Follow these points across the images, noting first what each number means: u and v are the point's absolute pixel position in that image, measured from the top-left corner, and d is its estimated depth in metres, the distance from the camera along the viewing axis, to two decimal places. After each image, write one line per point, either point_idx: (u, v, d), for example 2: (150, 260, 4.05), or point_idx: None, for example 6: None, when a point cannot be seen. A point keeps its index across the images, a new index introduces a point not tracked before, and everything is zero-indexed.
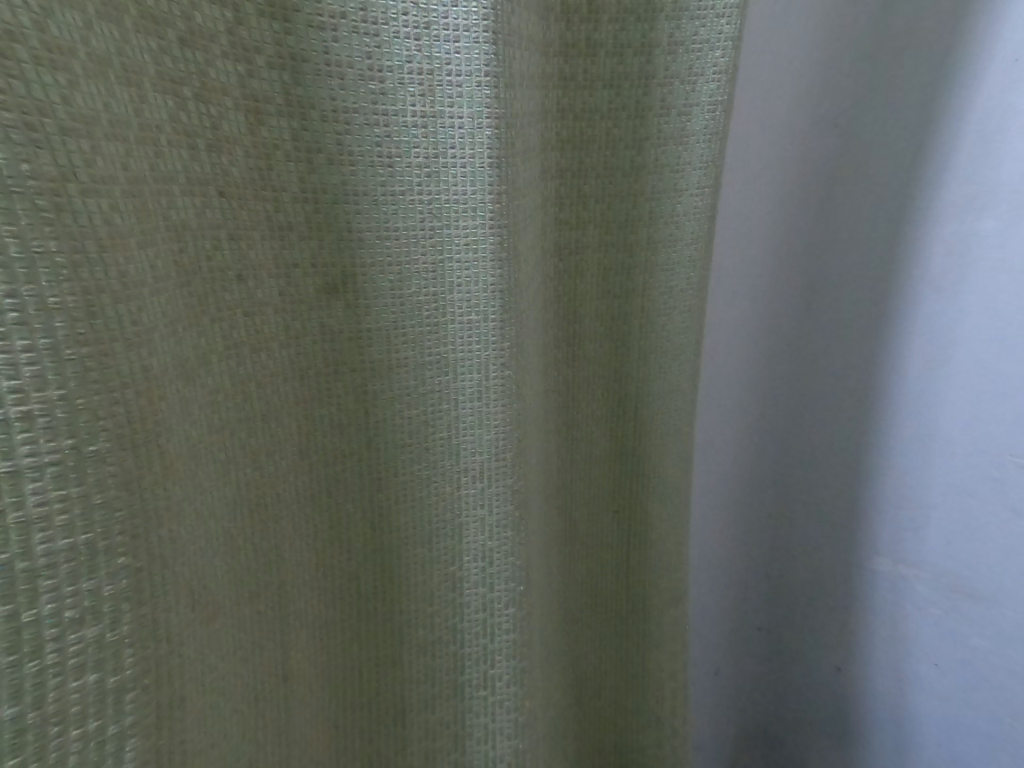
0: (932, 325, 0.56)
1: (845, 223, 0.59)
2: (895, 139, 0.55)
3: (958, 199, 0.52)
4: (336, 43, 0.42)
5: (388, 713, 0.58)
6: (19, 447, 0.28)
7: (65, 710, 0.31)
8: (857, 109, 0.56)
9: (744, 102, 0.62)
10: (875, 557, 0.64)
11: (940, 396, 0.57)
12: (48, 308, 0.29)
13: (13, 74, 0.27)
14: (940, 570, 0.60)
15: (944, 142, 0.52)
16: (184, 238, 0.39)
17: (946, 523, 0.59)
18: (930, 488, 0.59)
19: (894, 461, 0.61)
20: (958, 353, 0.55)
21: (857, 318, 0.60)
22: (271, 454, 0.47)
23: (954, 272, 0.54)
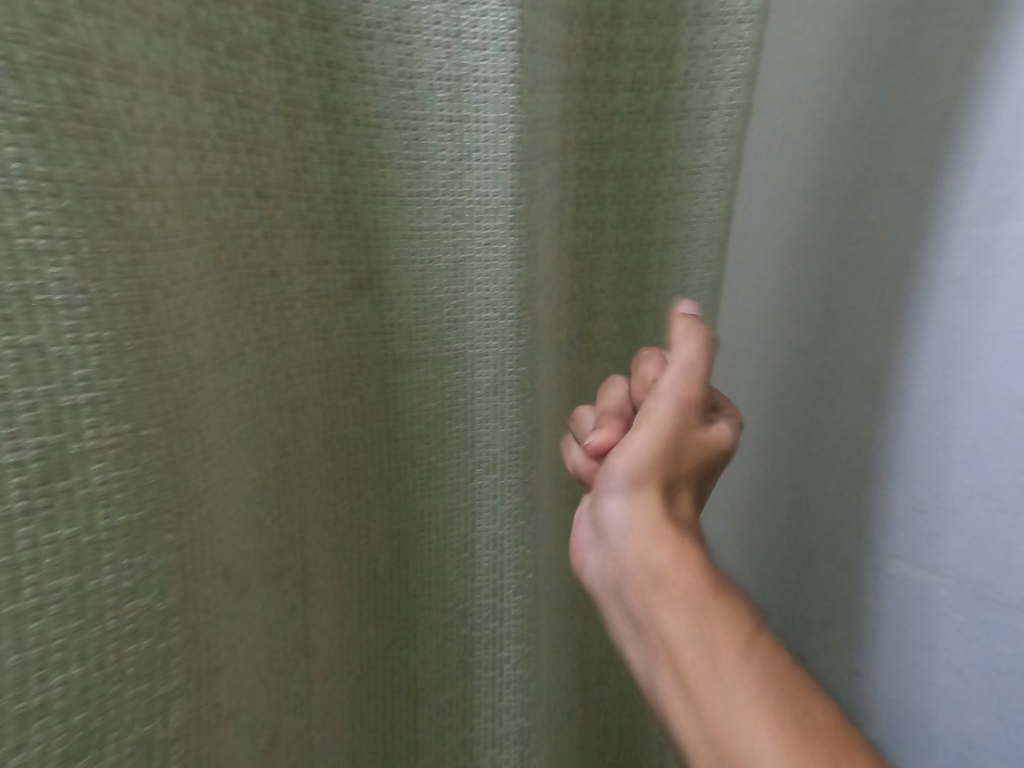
0: (959, 329, 0.50)
1: (865, 221, 0.55)
2: (919, 128, 0.50)
3: (984, 179, 0.47)
4: (371, 51, 0.44)
5: (403, 689, 0.62)
6: (86, 431, 0.30)
7: (122, 671, 0.33)
8: (879, 101, 0.53)
9: (765, 105, 0.61)
10: (889, 560, 0.57)
11: (958, 382, 0.50)
12: (111, 303, 0.30)
13: (88, 91, 0.29)
14: (964, 576, 0.52)
15: (969, 123, 0.47)
16: (223, 236, 0.41)
17: (972, 526, 0.51)
18: (953, 492, 0.52)
19: (908, 464, 0.55)
20: (983, 338, 0.48)
21: (871, 322, 0.56)
22: (297, 442, 0.50)
23: (985, 270, 0.47)
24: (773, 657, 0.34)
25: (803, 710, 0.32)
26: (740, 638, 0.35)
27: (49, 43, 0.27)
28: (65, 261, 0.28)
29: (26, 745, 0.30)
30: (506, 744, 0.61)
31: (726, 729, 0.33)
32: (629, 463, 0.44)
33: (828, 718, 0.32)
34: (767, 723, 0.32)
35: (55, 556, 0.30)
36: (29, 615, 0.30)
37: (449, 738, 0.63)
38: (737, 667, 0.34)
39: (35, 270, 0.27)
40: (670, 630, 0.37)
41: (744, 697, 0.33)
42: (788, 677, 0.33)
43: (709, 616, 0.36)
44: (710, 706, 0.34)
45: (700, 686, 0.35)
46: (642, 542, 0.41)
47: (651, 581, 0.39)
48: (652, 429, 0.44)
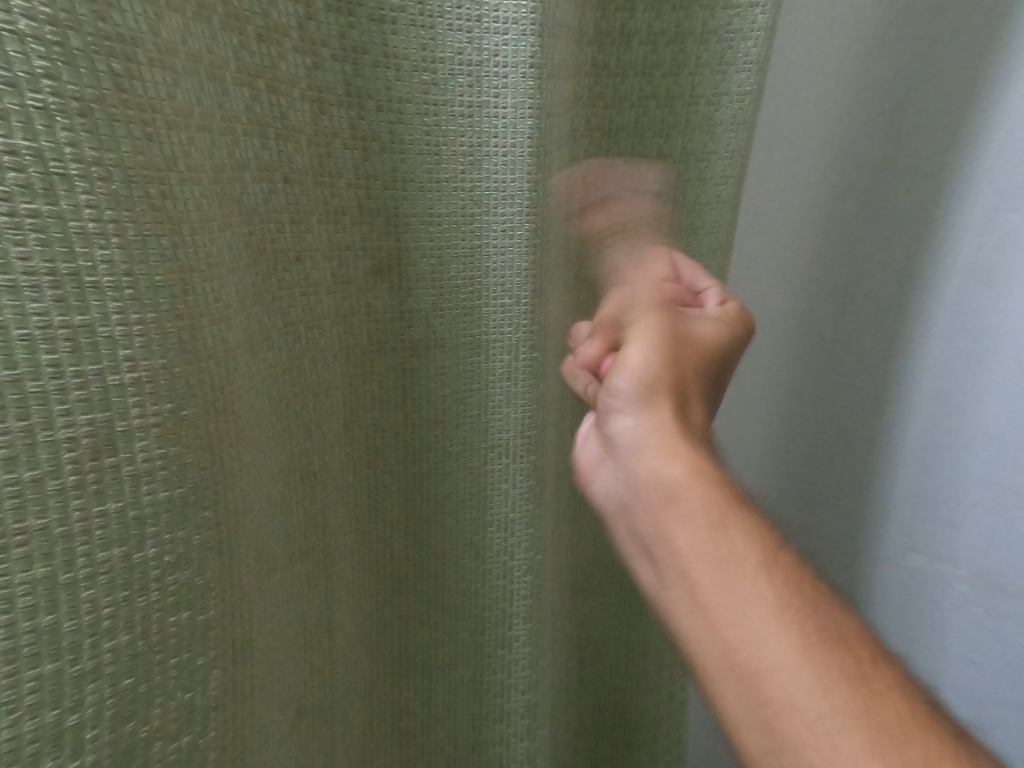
0: (975, 317, 0.51)
1: (878, 211, 0.56)
2: (933, 123, 0.52)
3: (1000, 177, 0.48)
4: (394, 36, 0.45)
5: (416, 668, 0.63)
6: (132, 410, 0.31)
7: (165, 640, 0.35)
8: (897, 90, 0.53)
9: (775, 90, 0.62)
10: (902, 552, 0.58)
11: (977, 382, 0.51)
12: (155, 285, 0.31)
13: (134, 76, 0.30)
14: (980, 567, 0.53)
15: (983, 120, 0.49)
16: (253, 221, 0.42)
17: (987, 518, 0.52)
18: (967, 482, 0.53)
19: (923, 459, 0.56)
20: (1007, 341, 0.49)
21: (884, 302, 0.57)
22: (320, 426, 0.50)
23: (1001, 258, 0.49)
24: (789, 566, 0.36)
25: (817, 607, 0.34)
26: (758, 548, 0.37)
27: (102, 30, 0.28)
28: (113, 243, 0.29)
29: (81, 706, 0.32)
30: (514, 717, 0.63)
31: (741, 625, 0.34)
32: (642, 377, 0.45)
33: (841, 616, 0.34)
34: (784, 621, 0.34)
35: (104, 529, 0.31)
36: (82, 583, 0.31)
37: (461, 714, 0.64)
38: (756, 580, 0.35)
39: (86, 251, 0.28)
40: (686, 545, 0.38)
41: (764, 600, 0.35)
42: (803, 586, 0.35)
43: (728, 534, 0.37)
44: (725, 608, 0.35)
45: (717, 590, 0.36)
46: (656, 458, 0.42)
47: (665, 497, 0.40)
48: (649, 342, 0.46)
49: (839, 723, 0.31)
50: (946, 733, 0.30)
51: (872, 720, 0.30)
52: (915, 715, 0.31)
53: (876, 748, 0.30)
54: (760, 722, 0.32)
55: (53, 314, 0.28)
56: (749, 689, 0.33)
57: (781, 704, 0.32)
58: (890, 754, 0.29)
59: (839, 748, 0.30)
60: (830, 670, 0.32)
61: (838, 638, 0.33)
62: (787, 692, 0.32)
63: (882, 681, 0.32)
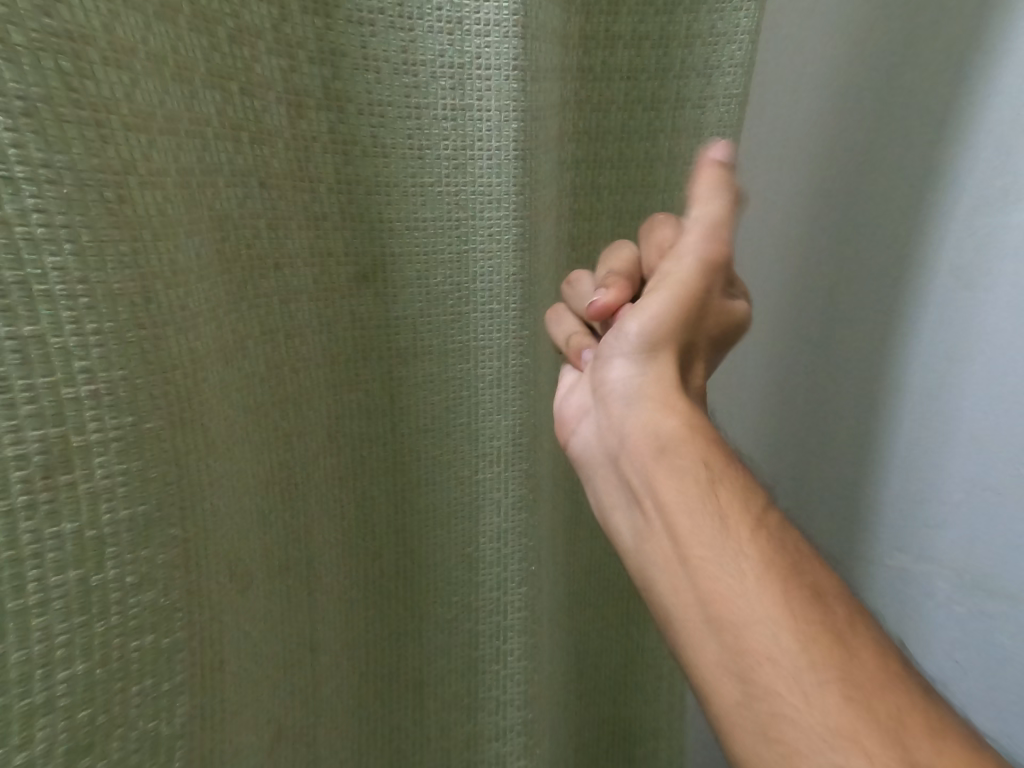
0: (949, 321, 0.51)
1: (861, 217, 0.55)
2: (915, 130, 0.50)
3: (978, 190, 0.47)
4: (373, 38, 0.44)
5: (408, 686, 0.60)
6: (89, 424, 0.30)
7: (126, 667, 0.33)
8: (879, 96, 0.52)
9: (765, 73, 0.59)
10: (888, 552, 0.58)
11: (962, 389, 0.51)
12: (113, 294, 0.30)
13: (85, 75, 0.29)
14: (962, 567, 0.54)
15: (966, 129, 0.47)
16: (226, 227, 0.40)
17: (964, 521, 0.53)
18: (947, 488, 0.53)
19: (908, 466, 0.55)
20: (981, 347, 0.49)
21: (869, 302, 0.56)
22: (302, 437, 0.48)
23: (980, 262, 0.48)
24: (779, 528, 0.37)
25: (805, 566, 0.35)
26: (748, 509, 0.37)
27: (47, 26, 0.27)
28: (66, 249, 0.28)
29: (30, 743, 0.30)
30: (510, 734, 0.61)
31: (725, 581, 0.35)
32: (654, 327, 0.44)
33: (825, 576, 0.35)
34: (769, 578, 0.34)
35: (58, 552, 0.30)
36: (33, 610, 0.30)
37: (454, 734, 0.62)
38: (747, 534, 0.36)
39: (35, 258, 0.27)
40: (673, 501, 0.39)
41: (752, 558, 0.35)
42: (791, 540, 0.36)
43: (720, 490, 0.38)
44: (712, 562, 0.36)
45: (705, 546, 0.36)
46: (648, 418, 0.42)
47: (658, 453, 0.40)
48: (676, 292, 0.44)
49: (818, 676, 0.31)
50: (913, 685, 0.31)
51: (846, 674, 0.31)
52: (891, 671, 0.32)
53: (851, 696, 0.31)
54: (736, 671, 0.34)
55: None
56: (731, 641, 0.34)
57: (760, 658, 0.33)
58: (863, 701, 0.30)
59: (816, 701, 0.31)
60: (814, 626, 0.32)
61: (822, 597, 0.34)
62: (767, 643, 0.33)
63: (862, 638, 0.33)
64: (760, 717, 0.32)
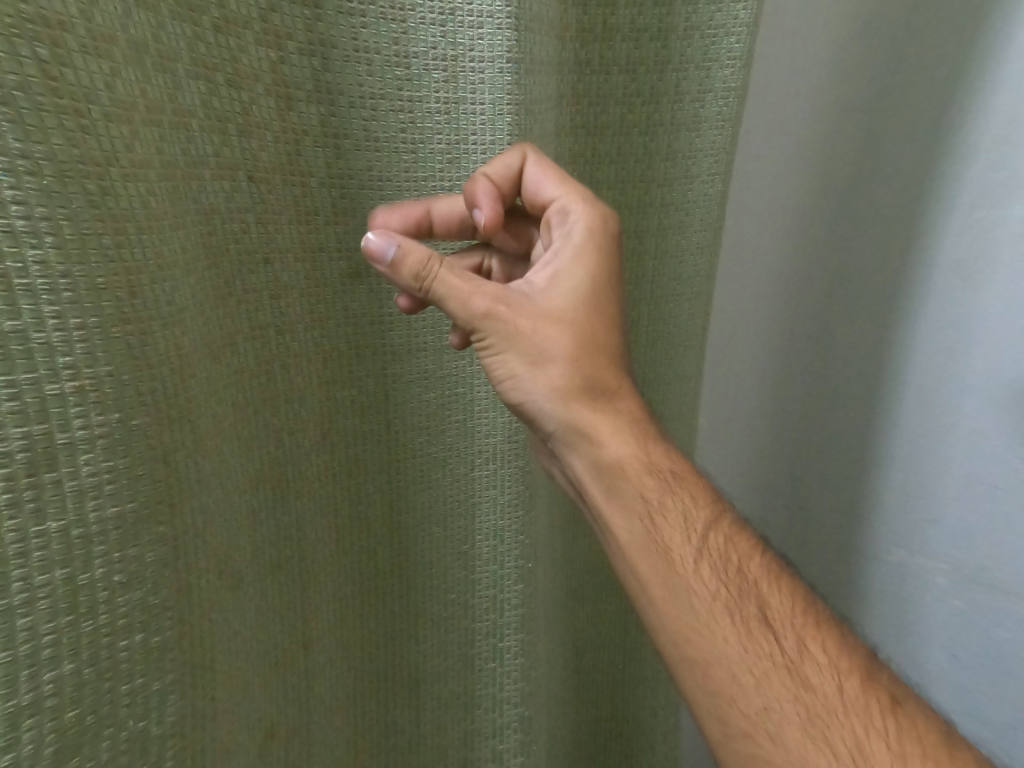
0: (951, 316, 0.50)
1: (860, 214, 0.55)
2: (915, 125, 0.50)
3: (973, 188, 0.48)
4: (365, 28, 0.43)
5: (404, 685, 0.60)
6: (73, 420, 0.29)
7: (114, 667, 0.32)
8: (879, 87, 0.52)
9: (765, 60, 0.59)
10: (886, 547, 0.58)
11: (957, 385, 0.51)
12: (96, 287, 0.30)
13: (64, 62, 0.28)
14: (955, 558, 0.54)
15: (963, 128, 0.47)
16: (213, 220, 0.40)
17: (962, 514, 0.52)
18: (946, 483, 0.53)
19: (906, 461, 0.55)
20: (981, 343, 0.49)
21: (867, 301, 0.55)
22: (293, 434, 0.48)
23: (982, 258, 0.48)
24: (721, 551, 0.39)
25: (748, 593, 0.37)
26: (689, 541, 0.39)
27: (24, 11, 0.26)
28: (46, 243, 0.27)
29: (16, 745, 0.30)
30: (507, 731, 0.61)
31: (683, 623, 0.37)
32: (534, 384, 0.41)
33: (768, 596, 0.37)
34: (717, 614, 0.36)
35: (44, 551, 0.29)
36: (18, 609, 0.29)
37: (452, 731, 0.62)
38: (690, 569, 0.38)
39: (15, 250, 0.26)
40: (629, 543, 0.40)
41: (700, 595, 0.37)
42: (733, 566, 0.38)
43: (662, 526, 0.39)
44: (668, 605, 0.38)
45: (660, 588, 0.39)
46: (593, 457, 0.42)
47: (607, 492, 0.41)
48: (518, 339, 0.41)
49: (777, 706, 0.34)
50: (872, 697, 0.33)
51: (804, 700, 0.33)
52: (846, 691, 0.33)
53: (810, 728, 0.33)
54: (714, 711, 0.35)
55: None
56: (700, 679, 0.36)
57: (727, 696, 0.35)
58: (822, 730, 0.32)
59: (780, 732, 0.33)
60: (765, 659, 0.35)
61: (769, 623, 0.36)
62: (729, 682, 0.35)
63: (814, 662, 0.34)
64: (738, 757, 0.34)
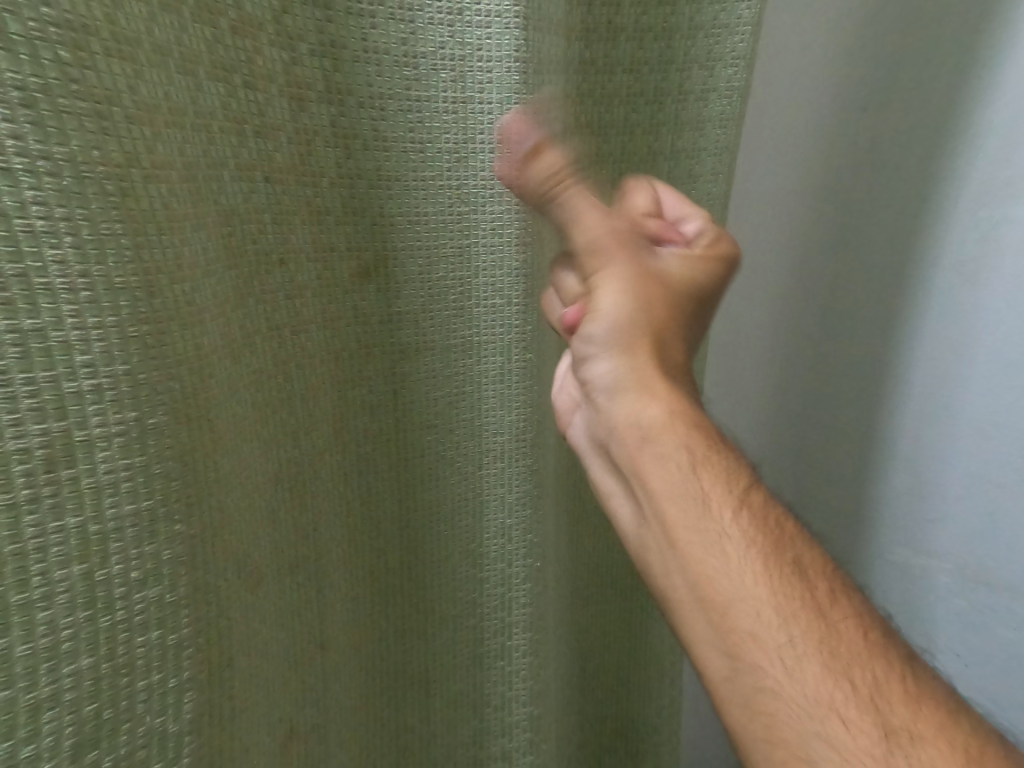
0: (954, 315, 0.50)
1: (867, 210, 0.54)
2: (921, 121, 0.49)
3: (977, 185, 0.47)
4: (374, 29, 0.43)
5: (413, 683, 0.60)
6: (92, 418, 0.30)
7: (132, 664, 0.33)
8: (886, 82, 0.51)
9: (771, 54, 0.57)
10: (890, 547, 0.57)
11: (959, 385, 0.51)
12: (115, 287, 0.30)
13: (86, 65, 0.29)
14: (957, 558, 0.54)
15: (968, 125, 0.47)
16: (233, 221, 0.40)
17: (966, 514, 0.52)
18: (949, 484, 0.53)
19: (909, 461, 0.55)
20: (984, 342, 0.49)
21: (874, 298, 0.54)
22: (307, 432, 0.48)
23: (986, 257, 0.48)
24: (761, 504, 0.37)
25: (784, 543, 0.36)
26: (731, 490, 0.37)
27: (48, 14, 0.27)
28: (66, 243, 0.28)
29: (37, 736, 0.30)
30: (516, 730, 0.61)
31: (712, 563, 0.35)
32: (612, 324, 0.41)
33: (803, 550, 0.36)
34: (751, 560, 0.35)
35: (62, 546, 0.30)
36: (38, 604, 0.29)
37: (461, 730, 0.62)
38: (727, 515, 0.36)
39: (35, 250, 0.27)
40: (663, 487, 0.38)
41: (735, 541, 0.35)
42: (772, 521, 0.36)
43: (704, 473, 0.38)
44: (699, 547, 0.36)
45: (690, 531, 0.37)
46: (633, 403, 0.41)
47: (644, 437, 0.40)
48: (622, 284, 0.41)
49: (801, 648, 0.33)
50: (893, 652, 0.33)
51: (828, 645, 0.32)
52: (869, 640, 0.33)
53: (832, 668, 0.32)
54: (726, 649, 0.34)
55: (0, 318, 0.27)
56: (719, 621, 0.35)
57: (748, 634, 0.34)
58: (843, 670, 0.32)
59: (801, 671, 0.32)
60: (794, 602, 0.34)
61: (801, 572, 0.35)
62: (752, 621, 0.34)
63: (841, 611, 0.34)
64: (751, 697, 0.33)
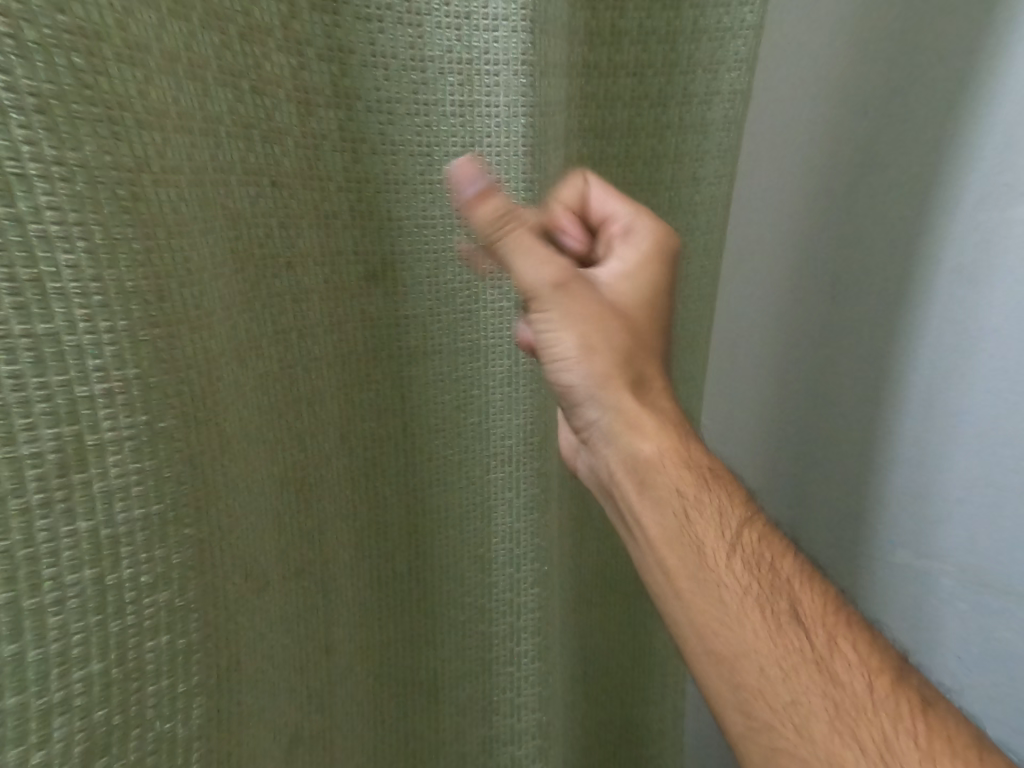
0: (953, 314, 0.49)
1: (873, 210, 0.53)
2: (927, 119, 0.48)
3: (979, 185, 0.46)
4: (382, 34, 0.44)
5: (421, 689, 0.60)
6: (103, 422, 0.30)
7: (142, 669, 0.33)
8: (892, 77, 0.50)
9: (772, 57, 0.57)
10: (891, 549, 0.56)
11: (957, 385, 0.50)
12: (125, 291, 0.30)
13: (99, 71, 0.29)
14: (955, 560, 0.52)
15: (973, 123, 0.46)
16: (239, 225, 0.40)
17: (965, 516, 0.51)
18: (948, 486, 0.52)
19: (908, 462, 0.54)
20: (983, 342, 0.48)
21: (880, 299, 0.53)
22: (315, 435, 0.48)
23: (984, 256, 0.47)
24: (756, 544, 0.39)
25: (779, 590, 0.37)
26: (723, 536, 0.38)
27: (61, 21, 0.27)
28: (78, 246, 0.28)
29: (49, 742, 0.30)
30: (525, 738, 0.60)
31: (715, 619, 0.37)
32: (585, 368, 0.41)
33: (800, 593, 0.37)
34: (749, 610, 0.36)
35: (74, 550, 0.30)
36: (50, 609, 0.29)
37: (469, 738, 0.61)
38: (724, 565, 0.38)
39: (49, 255, 0.27)
40: (659, 537, 0.40)
41: (732, 589, 0.37)
42: (769, 566, 0.38)
43: (697, 521, 0.39)
44: (700, 600, 0.38)
45: (691, 582, 0.38)
46: (626, 449, 0.41)
47: (640, 487, 0.41)
48: (587, 324, 0.41)
49: (805, 700, 0.34)
50: (902, 696, 0.33)
51: (832, 696, 0.33)
52: (875, 691, 0.33)
53: (839, 723, 0.33)
54: (738, 703, 0.35)
55: (13, 322, 0.27)
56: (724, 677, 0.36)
57: (755, 690, 0.35)
58: (850, 726, 0.33)
59: (805, 723, 0.33)
60: (794, 653, 0.35)
61: (799, 618, 0.36)
62: (757, 676, 0.35)
63: (843, 658, 0.34)
64: (762, 747, 0.34)
